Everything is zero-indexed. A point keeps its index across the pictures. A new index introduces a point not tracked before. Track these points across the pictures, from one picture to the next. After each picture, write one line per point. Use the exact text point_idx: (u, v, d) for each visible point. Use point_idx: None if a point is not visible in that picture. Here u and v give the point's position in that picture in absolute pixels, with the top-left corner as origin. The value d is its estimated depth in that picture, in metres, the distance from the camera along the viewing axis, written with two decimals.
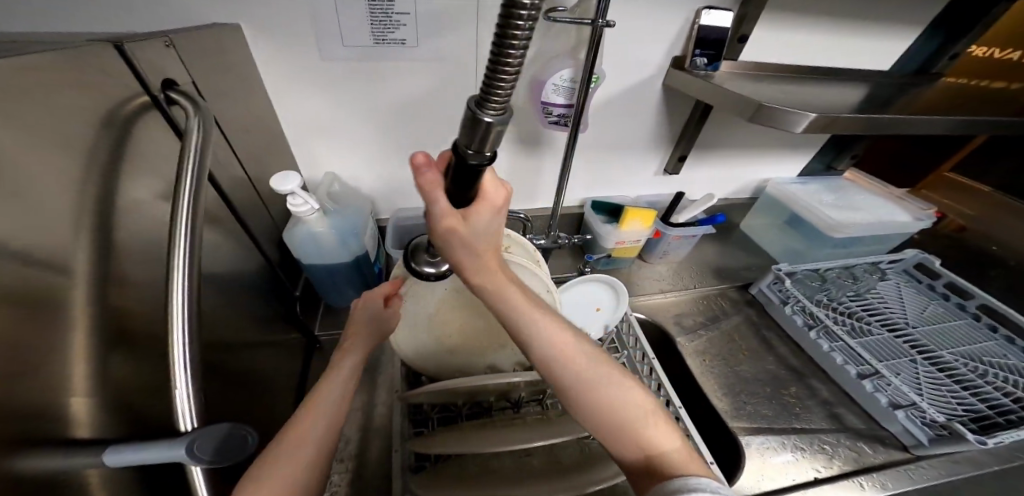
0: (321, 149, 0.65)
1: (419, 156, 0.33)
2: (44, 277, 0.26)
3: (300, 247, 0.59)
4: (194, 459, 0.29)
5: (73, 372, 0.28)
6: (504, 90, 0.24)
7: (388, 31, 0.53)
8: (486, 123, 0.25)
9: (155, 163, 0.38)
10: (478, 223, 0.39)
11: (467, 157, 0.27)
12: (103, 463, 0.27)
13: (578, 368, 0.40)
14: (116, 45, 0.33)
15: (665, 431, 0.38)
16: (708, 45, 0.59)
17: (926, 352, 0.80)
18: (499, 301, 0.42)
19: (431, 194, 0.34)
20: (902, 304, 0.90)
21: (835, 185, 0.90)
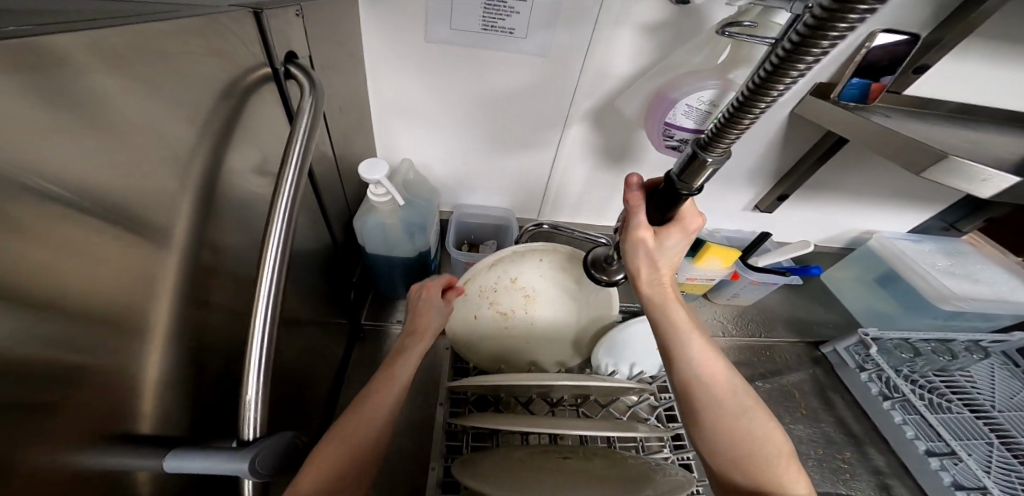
0: (403, 133, 0.62)
1: (637, 177, 0.39)
2: (145, 252, 0.24)
3: (369, 237, 0.55)
4: (252, 474, 0.28)
5: (154, 351, 0.26)
6: (729, 139, 0.29)
7: (498, 18, 0.48)
8: (704, 161, 0.31)
9: (259, 135, 0.35)
10: (669, 243, 0.41)
11: (681, 187, 0.33)
12: (163, 469, 0.27)
13: (715, 388, 0.38)
14: (254, 11, 0.31)
15: (795, 474, 0.34)
16: (868, 71, 0.50)
17: (1000, 435, 0.70)
18: (664, 315, 0.41)
19: (633, 206, 0.40)
20: (986, 382, 0.77)
21: (954, 249, 0.80)
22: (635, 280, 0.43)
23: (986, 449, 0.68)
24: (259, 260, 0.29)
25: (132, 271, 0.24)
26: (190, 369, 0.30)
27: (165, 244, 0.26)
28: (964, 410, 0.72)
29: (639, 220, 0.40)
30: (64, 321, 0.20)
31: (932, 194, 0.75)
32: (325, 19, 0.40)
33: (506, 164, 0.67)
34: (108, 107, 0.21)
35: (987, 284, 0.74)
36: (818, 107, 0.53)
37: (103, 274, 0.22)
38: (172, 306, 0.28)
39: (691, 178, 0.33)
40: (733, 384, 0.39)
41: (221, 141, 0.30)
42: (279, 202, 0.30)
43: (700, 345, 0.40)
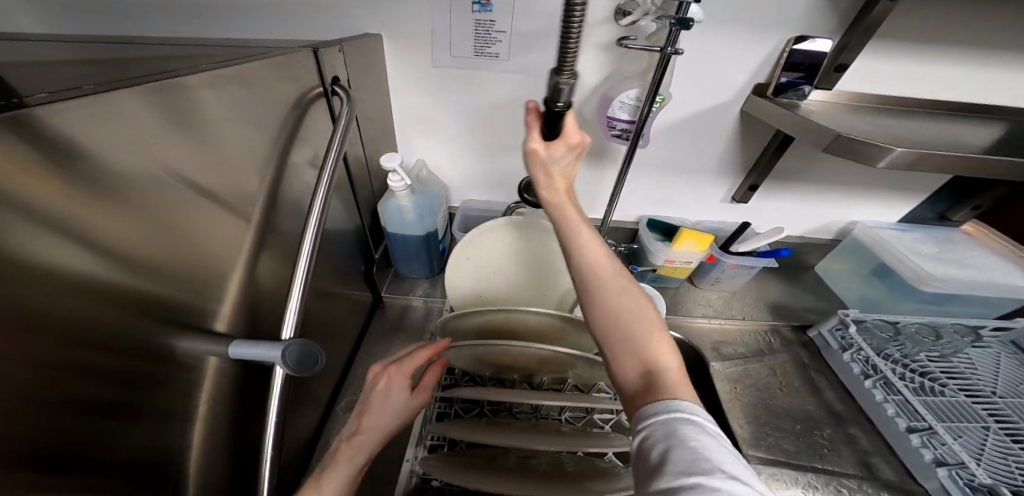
0: (420, 140, 0.76)
1: (535, 102, 0.45)
2: (236, 196, 0.39)
3: (387, 217, 0.67)
4: (279, 359, 0.38)
5: (238, 262, 0.40)
6: (570, 58, 0.38)
7: (487, 46, 0.63)
8: (561, 83, 0.39)
9: (311, 134, 0.51)
10: (556, 153, 0.47)
11: (553, 106, 0.41)
12: (228, 353, 0.37)
13: (601, 272, 0.42)
14: (314, 50, 0.47)
15: (668, 352, 0.38)
16: (799, 71, 0.61)
17: (999, 420, 0.64)
18: (558, 213, 0.47)
19: (530, 127, 0.46)
20: (989, 371, 0.72)
21: (943, 237, 0.81)
22: (539, 189, 0.49)
23: (981, 433, 0.62)
24: (309, 210, 0.43)
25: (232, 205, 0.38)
26: (254, 284, 0.44)
27: (248, 192, 0.41)
28: (960, 394, 0.67)
29: (534, 136, 0.46)
30: (207, 228, 0.35)
31: (911, 183, 0.78)
32: (359, 55, 0.57)
33: (503, 165, 0.80)
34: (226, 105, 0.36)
35: (976, 269, 0.75)
36: (758, 105, 0.64)
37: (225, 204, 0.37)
38: (252, 237, 0.42)
39: (557, 96, 0.41)
40: (617, 270, 0.43)
41: (285, 133, 0.45)
42: (321, 182, 0.45)
43: (591, 240, 0.45)
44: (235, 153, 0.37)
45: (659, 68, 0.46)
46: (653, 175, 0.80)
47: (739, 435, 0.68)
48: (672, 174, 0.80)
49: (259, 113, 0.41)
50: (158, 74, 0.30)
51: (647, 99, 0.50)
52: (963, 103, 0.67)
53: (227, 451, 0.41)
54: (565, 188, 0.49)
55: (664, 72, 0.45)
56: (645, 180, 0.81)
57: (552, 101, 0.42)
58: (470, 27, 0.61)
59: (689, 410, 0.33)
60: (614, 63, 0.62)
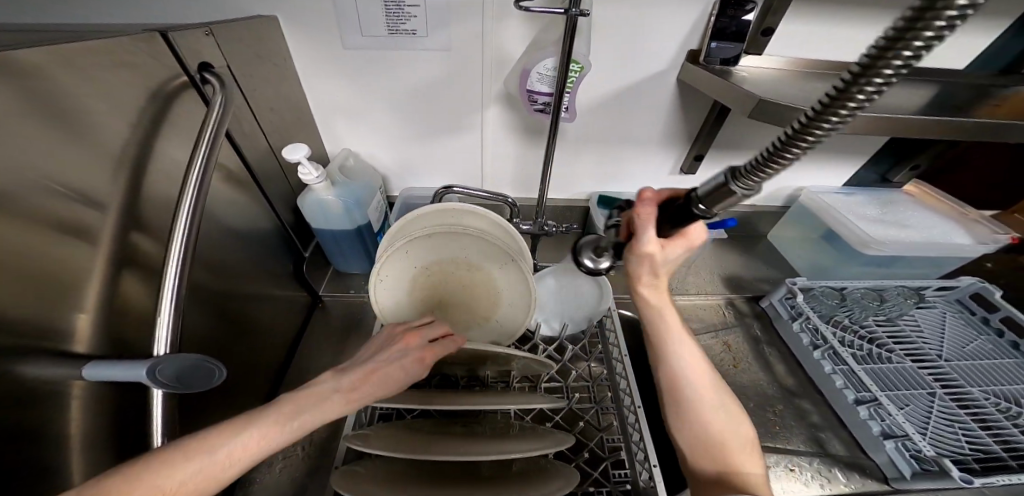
0: (343, 128, 0.70)
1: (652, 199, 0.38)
2: (76, 204, 0.33)
3: (309, 212, 0.61)
4: (150, 380, 0.34)
5: (93, 279, 0.35)
6: (767, 171, 0.24)
7: (400, 22, 0.57)
8: (731, 191, 0.26)
9: (188, 129, 0.46)
10: (671, 255, 0.41)
11: (704, 213, 0.30)
12: (81, 374, 0.33)
13: (695, 384, 0.44)
14: (160, 33, 0.41)
15: (754, 462, 0.41)
16: (726, 37, 0.60)
17: (945, 383, 0.64)
18: (657, 319, 0.45)
19: (643, 224, 0.40)
20: (935, 333, 0.72)
21: (885, 198, 0.82)
22: (633, 286, 0.44)
23: (926, 400, 0.61)
24: (176, 210, 0.37)
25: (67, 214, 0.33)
26: (121, 303, 0.39)
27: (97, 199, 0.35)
28: (906, 360, 0.67)
29: (649, 236, 0.40)
30: (24, 249, 0.30)
31: (854, 146, 0.77)
32: (244, 37, 0.51)
33: (439, 151, 0.75)
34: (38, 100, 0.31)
35: (916, 228, 0.76)
36: (692, 72, 0.62)
37: (51, 220, 0.32)
38: (107, 251, 0.37)
39: (712, 207, 0.30)
40: (711, 382, 0.44)
41: (142, 128, 0.40)
42: (193, 177, 0.39)
43: (694, 356, 0.45)
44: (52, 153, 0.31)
45: (570, 29, 0.45)
46: (597, 151, 0.77)
47: None
48: (616, 148, 0.76)
49: (99, 107, 0.35)
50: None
51: (561, 66, 0.49)
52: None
53: None
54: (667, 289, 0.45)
55: (571, 36, 0.44)
56: (588, 154, 0.77)
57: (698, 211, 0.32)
58: (375, 1, 0.55)
59: None
60: (534, 32, 0.58)
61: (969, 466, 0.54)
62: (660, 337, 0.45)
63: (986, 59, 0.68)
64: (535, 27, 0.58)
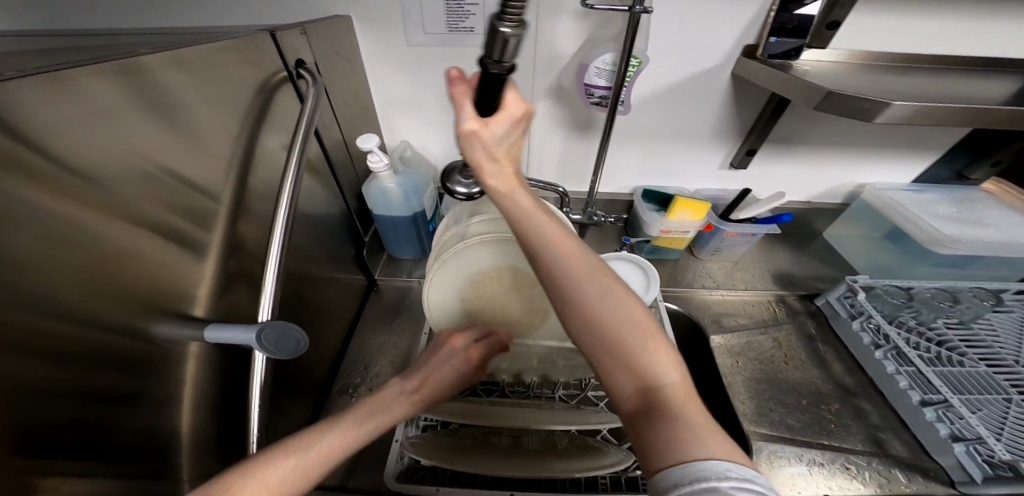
0: (402, 122, 0.75)
1: (455, 69, 0.33)
2: (202, 176, 0.39)
3: (373, 199, 0.66)
4: (259, 345, 0.38)
5: (210, 243, 0.41)
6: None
7: (460, 20, 0.60)
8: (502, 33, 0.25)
9: (282, 118, 0.51)
10: (498, 131, 0.34)
11: (488, 68, 0.27)
12: (203, 333, 0.38)
13: (568, 269, 0.32)
14: (271, 33, 0.46)
15: (669, 361, 0.30)
16: (787, 33, 0.59)
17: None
18: (508, 201, 0.36)
19: (459, 103, 0.33)
20: (1011, 337, 0.66)
21: (960, 197, 0.76)
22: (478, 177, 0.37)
23: (1003, 406, 0.56)
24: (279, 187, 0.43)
25: (195, 185, 0.39)
26: (230, 267, 0.45)
27: (215, 174, 0.41)
28: (982, 365, 0.62)
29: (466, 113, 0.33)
30: (163, 217, 0.35)
31: (926, 141, 0.72)
32: (326, 38, 0.56)
33: None
34: (181, 89, 0.37)
35: (997, 228, 0.70)
36: (749, 66, 0.61)
37: (183, 188, 0.37)
38: (222, 219, 0.42)
39: (500, 56, 0.27)
40: (592, 266, 0.33)
41: (252, 115, 0.45)
42: (291, 163, 0.44)
43: (556, 230, 0.34)
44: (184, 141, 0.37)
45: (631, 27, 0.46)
46: (644, 144, 0.77)
47: (740, 411, 0.64)
48: (664, 141, 0.76)
49: (220, 95, 0.41)
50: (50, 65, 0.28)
51: (623, 61, 0.51)
52: (971, 57, 0.64)
53: (209, 431, 0.42)
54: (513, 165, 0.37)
55: (636, 32, 0.46)
56: (635, 148, 0.77)
57: (489, 65, 0.28)
58: (440, 2, 0.58)
59: (722, 473, 0.24)
60: (593, 26, 0.59)
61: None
62: (518, 219, 0.35)
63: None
64: (592, 24, 0.59)
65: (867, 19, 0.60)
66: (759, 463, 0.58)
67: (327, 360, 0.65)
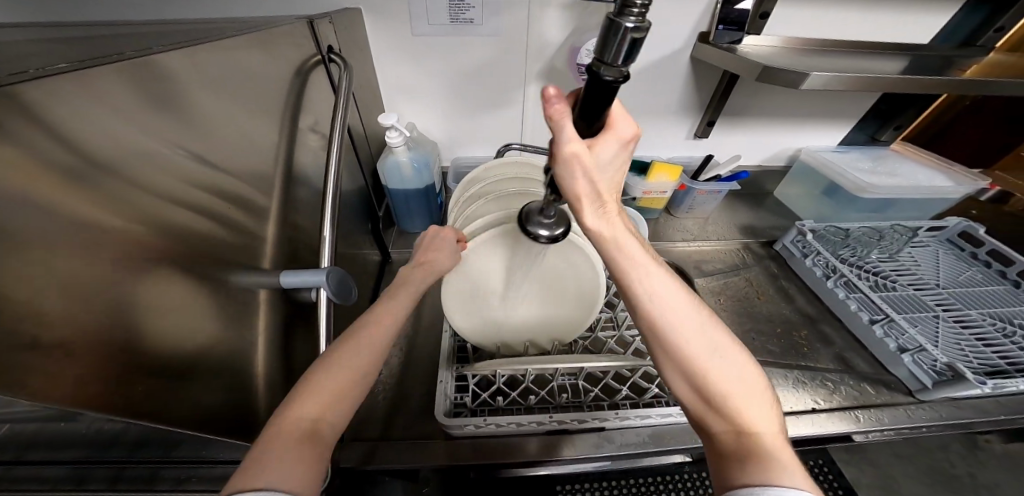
0: (405, 106, 0.81)
1: (553, 88, 0.33)
2: (267, 144, 0.44)
3: (388, 175, 0.73)
4: (323, 284, 0.44)
5: (275, 203, 0.46)
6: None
7: (462, 12, 0.68)
8: (623, 30, 0.26)
9: (315, 99, 0.56)
10: (603, 154, 0.35)
11: (605, 75, 0.28)
12: (278, 280, 0.43)
13: (678, 323, 0.36)
14: (308, 22, 0.53)
15: (762, 409, 0.35)
16: (731, 22, 0.72)
17: (946, 307, 0.71)
18: (617, 250, 0.38)
19: (558, 124, 0.34)
20: (931, 265, 0.81)
21: (874, 155, 0.93)
22: (576, 211, 0.38)
23: (932, 321, 0.68)
24: (329, 158, 0.50)
25: (263, 150, 0.43)
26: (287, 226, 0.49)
27: (277, 142, 0.46)
28: (910, 289, 0.75)
29: (567, 133, 0.33)
30: (244, 177, 0.39)
31: (845, 109, 0.89)
32: (345, 27, 0.63)
33: (487, 124, 0.86)
34: (252, 67, 0.42)
35: (905, 177, 0.86)
36: (704, 49, 0.74)
37: (258, 151, 0.42)
38: (282, 183, 0.47)
39: (611, 59, 0.28)
40: (699, 318, 0.37)
41: (298, 94, 0.51)
42: (335, 142, 0.51)
43: (668, 284, 0.37)
44: (252, 112, 0.42)
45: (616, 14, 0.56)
46: None
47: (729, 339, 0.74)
48: (639, 118, 0.88)
49: (276, 72, 0.46)
50: (126, 52, 0.29)
51: None
52: (869, 41, 0.80)
53: (280, 377, 0.45)
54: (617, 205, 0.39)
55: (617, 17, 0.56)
56: None
57: (602, 71, 0.28)
58: None
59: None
60: (577, 16, 0.69)
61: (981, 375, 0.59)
62: (630, 268, 0.37)
63: (954, 26, 0.80)
64: (577, 16, 0.69)
65: (792, 10, 0.74)
66: None
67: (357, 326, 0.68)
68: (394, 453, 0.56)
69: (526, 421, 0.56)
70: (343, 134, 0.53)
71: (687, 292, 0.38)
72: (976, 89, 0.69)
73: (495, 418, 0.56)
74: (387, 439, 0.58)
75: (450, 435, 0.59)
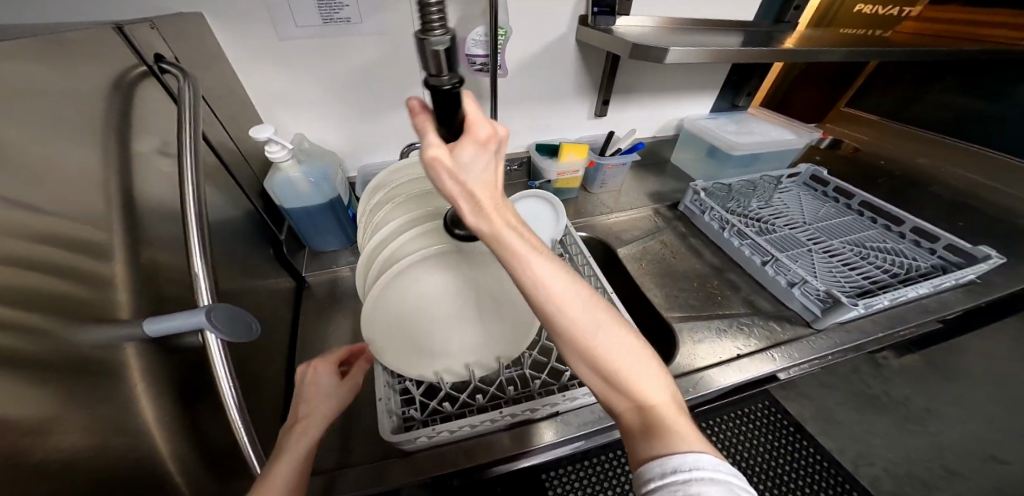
0: (289, 115, 0.73)
1: (415, 100, 0.35)
2: (84, 176, 0.34)
3: (280, 193, 0.66)
4: (209, 325, 0.37)
5: (113, 249, 0.36)
6: (437, 10, 0.29)
7: (334, 12, 0.63)
8: (430, 44, 0.29)
9: (155, 117, 0.46)
10: (467, 157, 0.35)
11: (434, 85, 0.31)
12: (145, 331, 0.35)
13: (569, 314, 0.37)
14: (116, 28, 0.43)
15: (656, 384, 0.39)
16: (603, 4, 0.77)
17: (816, 241, 0.83)
18: (502, 248, 0.37)
19: (423, 130, 0.35)
20: (798, 207, 0.94)
21: (737, 118, 1.08)
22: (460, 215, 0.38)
23: (808, 255, 0.79)
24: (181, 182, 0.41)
25: (75, 188, 0.33)
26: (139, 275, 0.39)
27: (98, 174, 0.36)
28: (788, 230, 0.86)
29: (430, 139, 0.35)
30: (46, 223, 0.30)
31: (710, 78, 1.01)
32: (183, 34, 0.54)
33: (390, 126, 0.82)
34: (31, 80, 0.32)
35: (761, 133, 1.01)
36: (585, 32, 0.78)
37: (64, 189, 0.32)
38: (119, 221, 0.37)
39: (437, 70, 0.31)
40: (591, 305, 0.39)
41: (121, 114, 0.41)
42: (186, 161, 0.42)
43: (560, 275, 0.38)
44: (46, 139, 0.32)
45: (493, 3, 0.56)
46: (523, 109, 0.89)
47: (656, 299, 0.80)
48: (540, 104, 0.90)
49: (81, 88, 0.36)
50: None
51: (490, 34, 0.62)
52: (716, 19, 0.92)
53: (161, 463, 0.36)
54: (498, 202, 0.38)
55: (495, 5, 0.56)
56: (519, 112, 0.90)
57: (434, 82, 0.32)
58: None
59: (691, 470, 0.35)
60: (458, 7, 0.68)
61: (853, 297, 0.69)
62: (517, 270, 0.37)
63: (766, 6, 0.95)
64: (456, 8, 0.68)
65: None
66: (683, 340, 0.70)
67: (275, 367, 0.61)
68: (352, 483, 0.52)
69: (478, 421, 0.54)
70: (200, 149, 0.44)
71: (577, 280, 0.39)
72: (803, 55, 0.83)
73: (445, 425, 0.53)
74: (331, 484, 0.52)
75: (404, 452, 0.55)
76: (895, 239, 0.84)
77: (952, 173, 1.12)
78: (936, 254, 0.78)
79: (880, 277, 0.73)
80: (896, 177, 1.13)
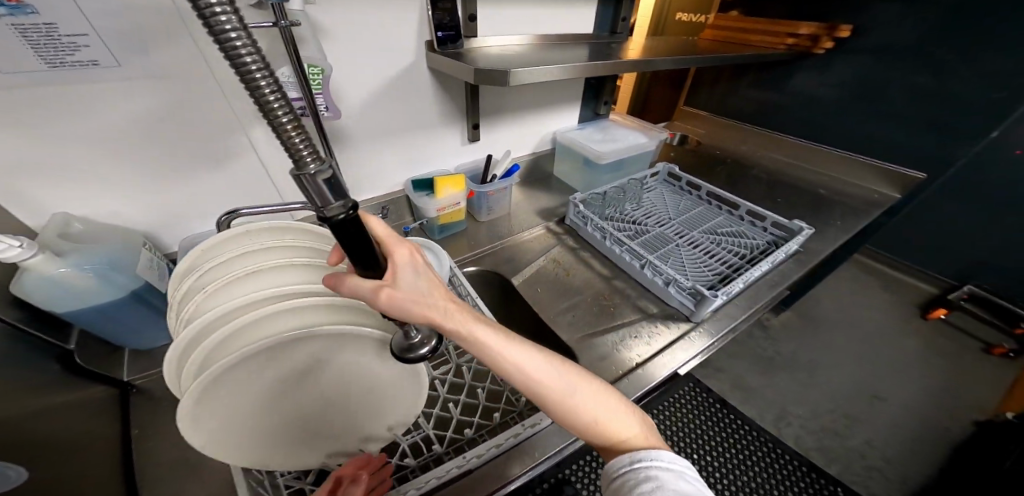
0: (40, 190, 0.54)
1: (333, 278, 0.37)
2: None
3: (37, 301, 0.48)
4: None
5: None
6: (301, 144, 0.27)
7: (65, 54, 0.48)
8: (310, 176, 0.27)
9: None
10: (405, 282, 0.38)
11: (331, 222, 0.29)
12: None
13: (538, 383, 0.43)
14: None
15: (620, 416, 0.45)
16: (447, 28, 0.73)
17: (681, 235, 0.92)
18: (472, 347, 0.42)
19: (355, 283, 0.36)
20: (663, 203, 1.04)
21: (602, 126, 1.15)
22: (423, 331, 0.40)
23: (676, 251, 0.87)
24: None
25: None
26: None
27: None
28: (658, 228, 0.94)
29: (366, 283, 0.36)
30: None
31: (569, 92, 1.05)
32: None
33: (213, 183, 0.67)
34: None
35: (623, 140, 1.08)
36: (434, 58, 0.74)
37: None
38: None
39: (323, 203, 0.29)
40: (553, 368, 0.44)
41: None
42: None
43: (521, 354, 0.43)
44: None
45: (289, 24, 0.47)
46: (386, 143, 0.82)
47: (556, 320, 0.79)
48: (405, 136, 0.83)
49: None
50: None
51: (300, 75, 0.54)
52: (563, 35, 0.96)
53: None
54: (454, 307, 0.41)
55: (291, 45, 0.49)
56: (381, 146, 0.82)
57: (331, 219, 0.30)
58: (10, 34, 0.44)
59: (665, 469, 0.42)
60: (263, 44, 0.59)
61: (715, 286, 0.78)
62: (491, 360, 0.42)
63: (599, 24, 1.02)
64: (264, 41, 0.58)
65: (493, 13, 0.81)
66: (584, 360, 0.70)
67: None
68: None
69: None
70: None
71: (537, 351, 0.45)
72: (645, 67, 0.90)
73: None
74: None
75: None
76: (738, 222, 0.98)
77: (767, 156, 1.38)
78: (768, 231, 0.93)
79: (733, 262, 0.84)
80: (731, 164, 1.34)
